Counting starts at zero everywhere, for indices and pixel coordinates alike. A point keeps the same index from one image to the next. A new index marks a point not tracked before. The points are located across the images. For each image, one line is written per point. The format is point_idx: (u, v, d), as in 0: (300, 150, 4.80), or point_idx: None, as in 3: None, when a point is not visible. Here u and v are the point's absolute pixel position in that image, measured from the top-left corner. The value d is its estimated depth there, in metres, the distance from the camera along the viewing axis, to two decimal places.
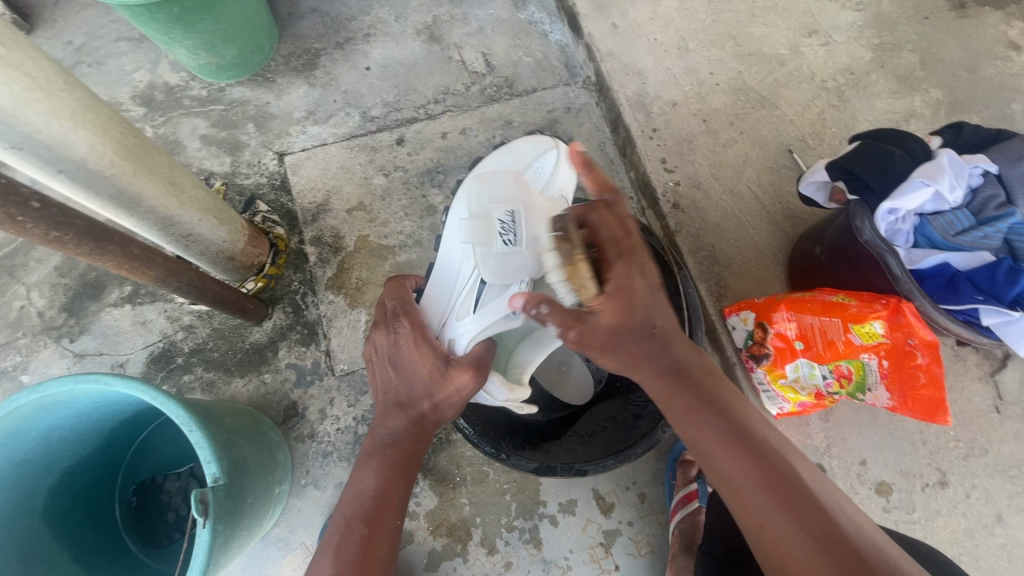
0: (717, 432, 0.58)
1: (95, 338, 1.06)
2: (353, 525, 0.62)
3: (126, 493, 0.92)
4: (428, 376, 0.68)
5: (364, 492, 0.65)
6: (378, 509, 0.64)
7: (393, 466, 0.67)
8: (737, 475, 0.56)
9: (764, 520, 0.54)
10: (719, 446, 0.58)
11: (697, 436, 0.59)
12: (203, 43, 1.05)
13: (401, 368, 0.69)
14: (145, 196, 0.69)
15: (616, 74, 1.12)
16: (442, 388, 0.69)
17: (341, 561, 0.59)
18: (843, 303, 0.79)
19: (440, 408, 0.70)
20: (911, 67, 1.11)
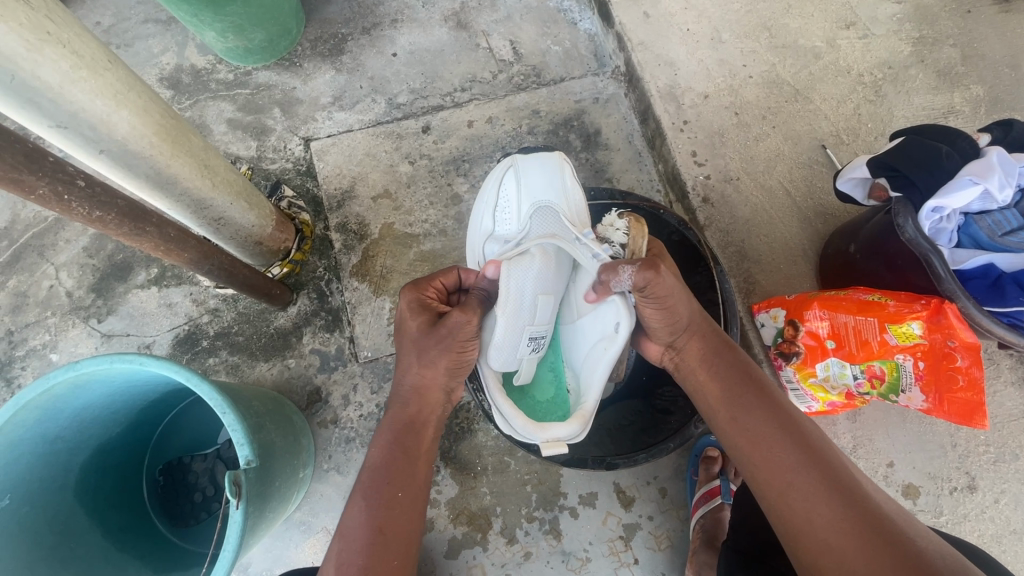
0: (753, 396, 0.63)
1: (123, 319, 1.07)
2: (356, 502, 0.62)
3: (153, 472, 0.93)
4: (425, 335, 0.68)
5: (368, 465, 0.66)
6: (380, 482, 0.63)
7: (393, 438, 0.67)
8: (766, 435, 0.60)
9: (790, 477, 0.57)
10: (754, 409, 0.62)
11: (735, 399, 0.64)
12: (233, 25, 1.05)
13: (400, 333, 0.71)
14: (182, 177, 0.69)
15: (647, 64, 1.10)
16: (442, 341, 0.66)
17: (344, 536, 0.61)
18: (880, 302, 0.78)
19: (433, 373, 0.68)
20: (951, 62, 1.08)
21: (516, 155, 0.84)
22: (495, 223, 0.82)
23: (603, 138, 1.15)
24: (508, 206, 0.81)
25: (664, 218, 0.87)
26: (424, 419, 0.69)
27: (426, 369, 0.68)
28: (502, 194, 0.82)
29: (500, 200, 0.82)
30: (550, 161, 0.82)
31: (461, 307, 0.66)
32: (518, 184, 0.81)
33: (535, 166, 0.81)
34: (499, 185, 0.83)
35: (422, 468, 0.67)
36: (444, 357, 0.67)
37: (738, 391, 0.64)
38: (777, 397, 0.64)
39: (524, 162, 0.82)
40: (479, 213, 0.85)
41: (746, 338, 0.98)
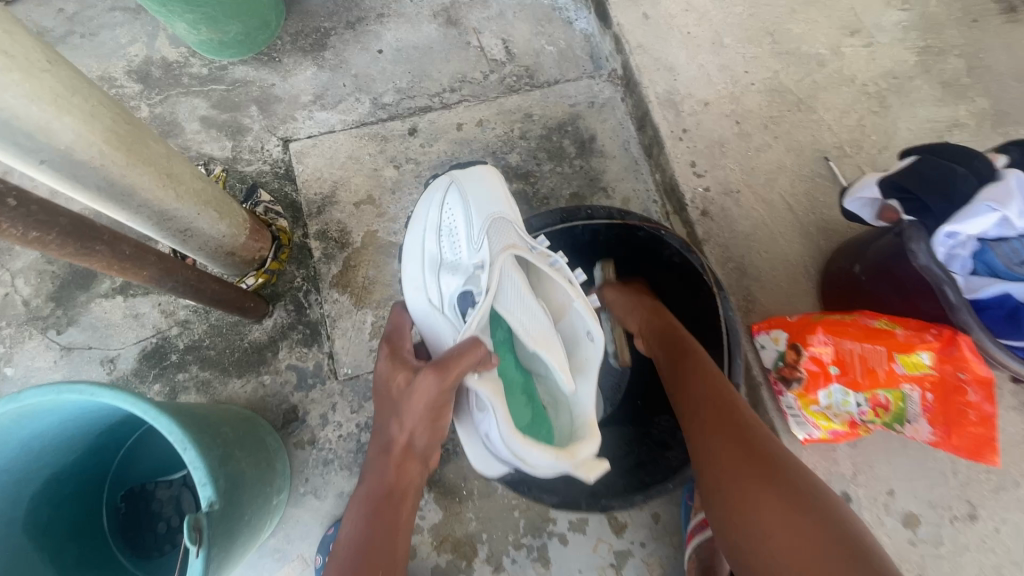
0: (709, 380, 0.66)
1: (85, 330, 1.00)
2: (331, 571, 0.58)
3: (114, 499, 0.87)
4: (396, 393, 0.64)
5: (349, 533, 0.61)
6: (362, 550, 0.59)
7: (372, 502, 0.62)
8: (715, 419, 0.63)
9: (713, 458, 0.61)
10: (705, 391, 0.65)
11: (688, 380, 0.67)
12: (205, 17, 0.98)
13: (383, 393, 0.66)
14: (140, 188, 0.63)
15: (646, 69, 1.05)
16: (409, 403, 0.62)
17: None
18: (888, 330, 0.75)
19: (410, 429, 0.63)
20: (956, 73, 1.05)
21: (454, 176, 0.81)
22: (442, 249, 0.77)
23: (598, 145, 1.10)
24: (456, 230, 0.78)
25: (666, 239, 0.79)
26: (404, 482, 0.64)
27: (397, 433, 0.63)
28: (445, 214, 0.79)
29: (444, 224, 0.79)
30: (484, 181, 0.80)
31: (435, 367, 0.60)
32: (463, 205, 0.78)
33: (479, 183, 0.80)
34: (441, 205, 0.79)
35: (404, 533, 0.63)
36: (419, 417, 0.62)
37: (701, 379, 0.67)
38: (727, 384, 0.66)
39: (465, 180, 0.79)
40: (418, 236, 0.79)
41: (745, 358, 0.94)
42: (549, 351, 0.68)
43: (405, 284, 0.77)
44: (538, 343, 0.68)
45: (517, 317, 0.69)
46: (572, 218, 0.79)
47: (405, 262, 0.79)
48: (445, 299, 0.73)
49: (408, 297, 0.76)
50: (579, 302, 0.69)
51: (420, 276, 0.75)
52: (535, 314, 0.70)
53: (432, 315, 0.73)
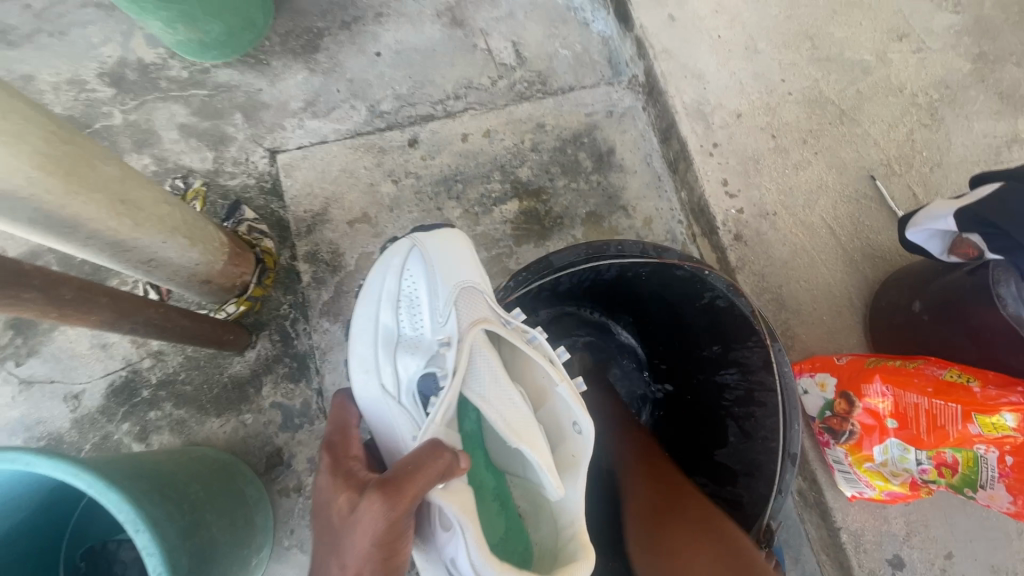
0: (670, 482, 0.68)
1: (47, 362, 0.90)
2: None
3: (72, 558, 0.75)
4: (337, 528, 0.47)
5: None
6: None
7: None
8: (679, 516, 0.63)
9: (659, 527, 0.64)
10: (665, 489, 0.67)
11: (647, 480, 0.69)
12: (182, 14, 0.88)
13: (321, 519, 0.50)
14: (85, 218, 0.53)
15: (672, 76, 0.95)
16: (350, 540, 0.45)
17: None
18: (962, 384, 0.65)
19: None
20: (1014, 84, 0.95)
21: (418, 235, 0.69)
22: (400, 324, 0.66)
23: (617, 159, 0.99)
24: (418, 303, 0.66)
25: (710, 281, 0.63)
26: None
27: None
28: (404, 283, 0.67)
29: (403, 295, 0.66)
30: (452, 239, 0.69)
31: (380, 489, 0.45)
32: (427, 273, 0.66)
33: (444, 245, 0.67)
34: (400, 268, 0.67)
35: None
36: (362, 560, 0.45)
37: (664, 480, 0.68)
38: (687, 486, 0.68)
39: (430, 243, 0.67)
40: (373, 302, 0.67)
41: None
42: (532, 447, 0.58)
43: (351, 361, 0.65)
44: (519, 436, 0.58)
45: (494, 407, 0.59)
46: (598, 256, 0.64)
47: (353, 334, 0.66)
48: (401, 389, 0.62)
49: (354, 379, 0.64)
50: (562, 385, 0.60)
51: (373, 357, 0.64)
52: (513, 402, 0.60)
53: (382, 406, 0.61)
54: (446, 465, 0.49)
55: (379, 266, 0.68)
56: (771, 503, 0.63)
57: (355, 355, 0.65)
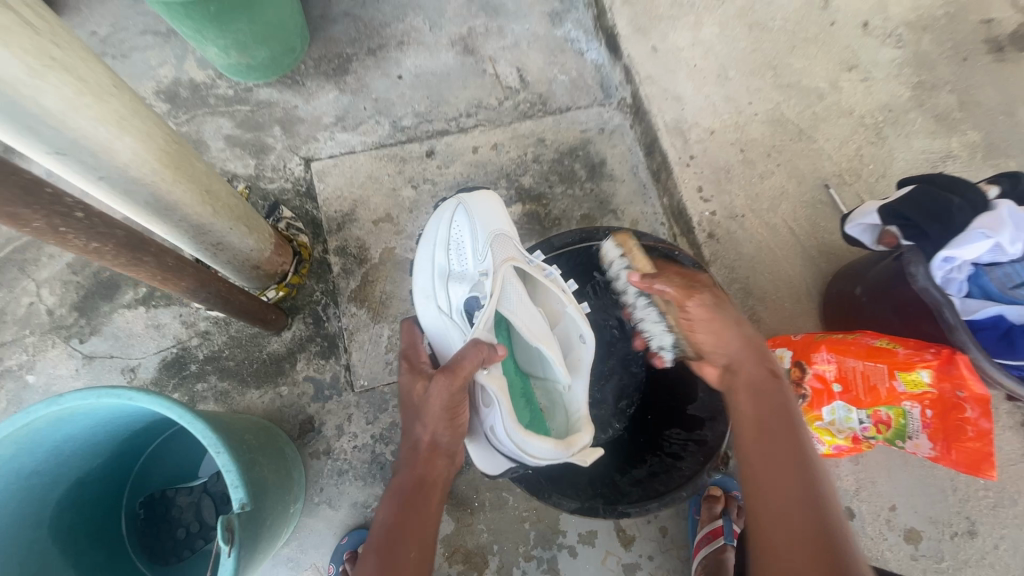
0: (778, 427, 0.60)
1: (106, 340, 1.02)
2: (370, 554, 0.59)
3: (133, 505, 0.89)
4: (418, 395, 0.68)
5: (379, 525, 0.62)
6: (392, 541, 0.60)
7: (402, 497, 0.64)
8: (773, 484, 0.57)
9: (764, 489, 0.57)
10: (769, 442, 0.59)
11: (751, 419, 0.62)
12: (235, 42, 1.03)
13: (407, 399, 0.71)
14: (182, 203, 0.67)
15: (654, 98, 1.11)
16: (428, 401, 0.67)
17: None
18: (889, 348, 0.78)
19: (431, 427, 0.66)
20: (949, 108, 1.10)
21: (465, 194, 0.88)
22: (450, 260, 0.83)
23: (608, 169, 1.14)
24: (464, 244, 0.84)
25: (679, 259, 0.83)
26: (433, 477, 0.66)
27: (422, 432, 0.67)
28: (454, 231, 0.85)
29: (453, 238, 0.84)
30: (491, 200, 0.87)
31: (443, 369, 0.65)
32: (473, 221, 0.84)
33: (484, 204, 0.85)
34: (449, 222, 0.86)
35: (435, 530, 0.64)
36: (437, 414, 0.66)
37: (779, 423, 0.60)
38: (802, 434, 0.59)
39: (473, 200, 0.86)
40: (429, 248, 0.85)
41: None
42: (548, 347, 0.72)
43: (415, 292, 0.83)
44: (539, 339, 0.72)
45: (520, 317, 0.73)
46: (589, 237, 0.85)
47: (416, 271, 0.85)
48: (452, 308, 0.79)
49: (418, 305, 0.82)
50: (570, 306, 0.75)
51: (431, 286, 0.81)
52: (533, 315, 0.74)
53: (439, 321, 0.79)
54: (484, 354, 0.67)
55: (432, 224, 0.88)
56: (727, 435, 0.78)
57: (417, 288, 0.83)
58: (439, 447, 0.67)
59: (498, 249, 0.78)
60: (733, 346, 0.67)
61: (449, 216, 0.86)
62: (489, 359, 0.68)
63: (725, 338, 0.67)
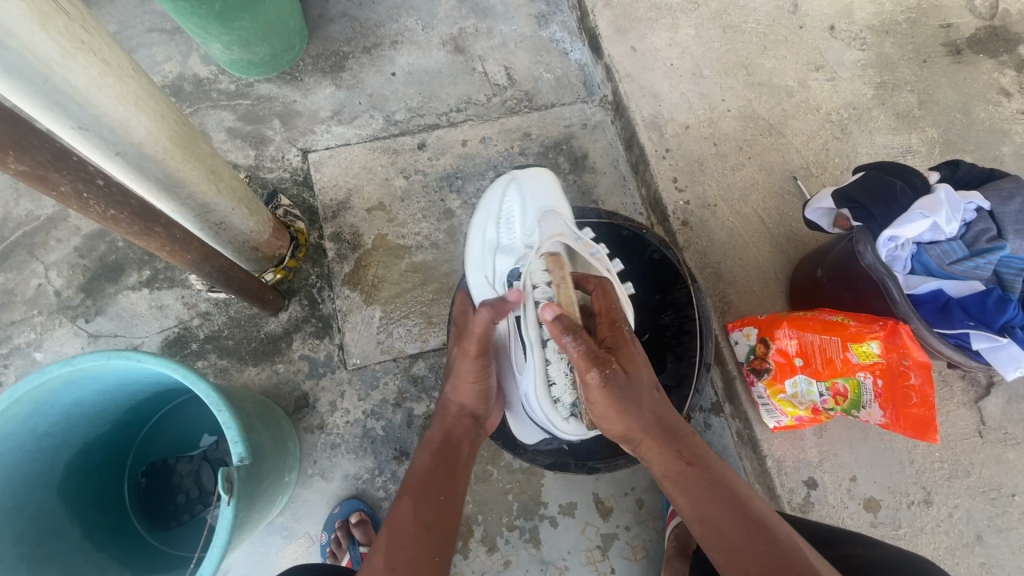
0: (696, 475, 0.69)
1: (111, 320, 1.07)
2: (404, 497, 0.72)
3: (135, 473, 0.94)
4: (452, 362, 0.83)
5: (415, 470, 0.76)
6: (424, 485, 0.73)
7: (434, 449, 0.78)
8: (734, 533, 0.64)
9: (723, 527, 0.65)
10: (705, 498, 0.67)
11: (677, 477, 0.70)
12: (239, 39, 1.09)
13: (449, 366, 0.85)
14: (190, 181, 0.73)
15: (634, 95, 1.17)
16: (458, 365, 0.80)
17: (393, 529, 0.68)
18: (843, 322, 0.84)
19: (460, 390, 0.80)
20: (909, 106, 1.17)
21: (517, 174, 0.93)
22: (500, 233, 0.89)
23: (590, 162, 1.21)
24: (513, 219, 0.90)
25: (647, 238, 0.93)
26: (459, 434, 0.80)
27: (453, 394, 0.81)
28: (505, 207, 0.91)
29: (505, 213, 0.90)
30: (546, 179, 0.92)
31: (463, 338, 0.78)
32: (521, 198, 0.90)
33: (537, 184, 0.91)
34: (502, 196, 0.92)
35: (460, 479, 0.77)
36: (464, 378, 0.80)
37: (689, 474, 0.69)
38: (721, 473, 0.69)
39: (526, 177, 0.92)
40: (482, 220, 0.92)
41: (721, 355, 1.04)
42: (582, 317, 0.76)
43: (469, 260, 0.91)
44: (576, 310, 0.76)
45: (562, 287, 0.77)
46: None
47: (470, 243, 0.92)
48: (496, 274, 0.85)
49: (470, 273, 0.90)
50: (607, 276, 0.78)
51: (482, 256, 0.88)
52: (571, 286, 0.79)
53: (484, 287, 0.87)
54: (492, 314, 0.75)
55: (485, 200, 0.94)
56: (691, 400, 0.87)
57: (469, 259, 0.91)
58: (466, 408, 0.81)
59: (545, 223, 0.83)
60: (648, 410, 0.69)
61: (503, 192, 0.92)
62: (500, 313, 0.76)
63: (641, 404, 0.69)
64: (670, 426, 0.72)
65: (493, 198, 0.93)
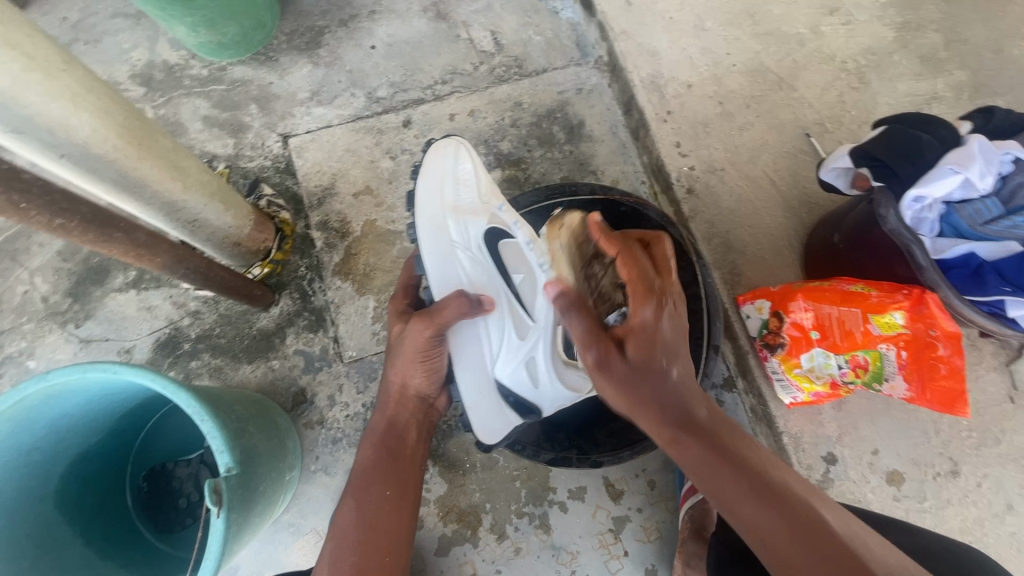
0: (725, 465, 0.55)
1: (101, 323, 1.05)
2: (347, 501, 0.70)
3: (136, 479, 0.93)
4: (396, 340, 0.75)
5: (359, 464, 0.73)
6: (369, 481, 0.71)
7: (378, 440, 0.74)
8: (771, 532, 0.51)
9: (766, 534, 0.51)
10: (745, 501, 0.53)
11: (712, 477, 0.55)
12: (203, 20, 1.02)
13: (390, 352, 0.77)
14: (151, 180, 0.68)
15: (630, 54, 1.09)
16: (404, 345, 0.73)
17: (337, 537, 0.67)
18: (863, 293, 0.78)
19: (403, 373, 0.74)
20: (934, 47, 1.06)
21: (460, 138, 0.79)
22: (456, 197, 0.76)
23: (587, 130, 1.13)
24: (466, 188, 0.76)
25: (647, 213, 0.87)
26: (403, 421, 0.75)
27: (396, 376, 0.74)
28: (455, 165, 0.77)
29: (458, 176, 0.77)
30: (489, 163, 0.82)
31: (420, 317, 0.71)
32: (473, 167, 0.77)
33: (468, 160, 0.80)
34: (453, 166, 0.77)
35: (410, 467, 0.74)
36: (410, 363, 0.73)
37: (714, 466, 0.55)
38: (761, 469, 0.55)
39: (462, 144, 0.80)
40: (426, 198, 0.75)
41: (732, 329, 0.98)
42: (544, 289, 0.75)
43: (422, 221, 0.75)
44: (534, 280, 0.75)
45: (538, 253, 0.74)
46: (554, 195, 0.88)
47: (417, 207, 0.76)
48: (468, 244, 0.75)
49: (423, 240, 0.75)
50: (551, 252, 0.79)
51: (446, 233, 0.75)
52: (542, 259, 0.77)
53: (452, 257, 0.75)
54: (467, 305, 0.70)
55: (422, 174, 0.77)
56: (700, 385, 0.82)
57: (429, 245, 0.74)
58: (411, 388, 0.75)
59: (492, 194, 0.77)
60: (665, 388, 0.58)
61: (452, 158, 0.77)
62: (475, 306, 0.71)
63: (647, 391, 0.58)
64: (678, 405, 0.58)
65: (436, 165, 0.77)
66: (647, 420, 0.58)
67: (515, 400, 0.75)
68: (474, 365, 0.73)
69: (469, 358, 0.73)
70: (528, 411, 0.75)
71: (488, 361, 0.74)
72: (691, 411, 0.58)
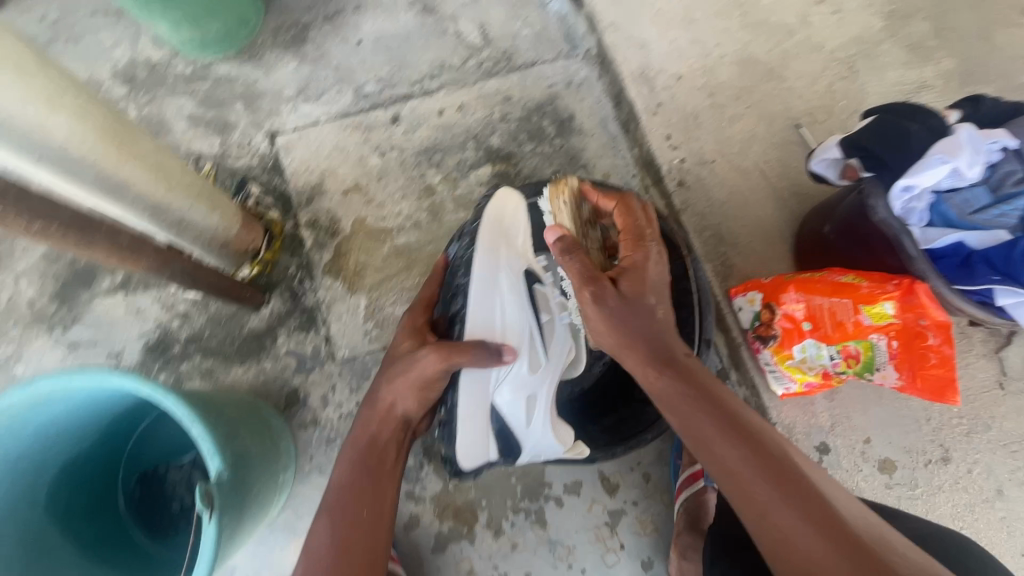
0: (699, 401, 0.60)
1: (89, 327, 1.04)
2: (321, 519, 0.69)
3: (128, 483, 0.93)
4: (399, 357, 0.76)
5: (336, 482, 0.72)
6: (347, 500, 0.70)
7: (357, 456, 0.73)
8: (739, 465, 0.56)
9: (734, 468, 0.56)
10: (715, 434, 0.58)
11: (688, 415, 0.60)
12: (185, 16, 1.00)
13: (390, 366, 0.77)
14: (133, 182, 0.67)
15: (619, 46, 1.08)
16: (408, 366, 0.73)
17: (310, 557, 0.66)
18: (854, 284, 0.79)
19: (396, 393, 0.74)
20: (923, 36, 1.06)
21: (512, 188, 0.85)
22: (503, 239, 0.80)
23: (577, 124, 1.13)
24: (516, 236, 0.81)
25: None
26: (383, 440, 0.74)
27: (387, 394, 0.74)
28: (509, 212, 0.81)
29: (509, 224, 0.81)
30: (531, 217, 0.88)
31: (436, 347, 0.72)
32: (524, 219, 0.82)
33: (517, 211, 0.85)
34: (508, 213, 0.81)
35: (388, 487, 0.73)
36: (404, 382, 0.73)
37: (689, 402, 0.60)
38: (730, 406, 0.60)
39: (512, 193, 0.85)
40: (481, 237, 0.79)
41: (725, 322, 0.98)
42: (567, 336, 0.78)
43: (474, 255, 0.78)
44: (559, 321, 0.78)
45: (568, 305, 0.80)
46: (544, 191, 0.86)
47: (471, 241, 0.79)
48: (506, 283, 0.78)
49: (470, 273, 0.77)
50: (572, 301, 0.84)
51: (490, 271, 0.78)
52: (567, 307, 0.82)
53: (491, 295, 0.77)
54: (488, 355, 0.72)
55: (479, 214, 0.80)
56: None
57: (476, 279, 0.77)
58: (398, 408, 0.75)
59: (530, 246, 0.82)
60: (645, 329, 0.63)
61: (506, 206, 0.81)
62: (492, 351, 0.72)
63: (631, 333, 0.64)
64: (660, 345, 0.63)
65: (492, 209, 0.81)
66: (633, 358, 0.64)
67: (502, 434, 0.76)
68: (473, 390, 0.74)
69: (472, 380, 0.74)
70: (509, 447, 0.77)
71: (490, 387, 0.74)
72: (672, 350, 0.63)
